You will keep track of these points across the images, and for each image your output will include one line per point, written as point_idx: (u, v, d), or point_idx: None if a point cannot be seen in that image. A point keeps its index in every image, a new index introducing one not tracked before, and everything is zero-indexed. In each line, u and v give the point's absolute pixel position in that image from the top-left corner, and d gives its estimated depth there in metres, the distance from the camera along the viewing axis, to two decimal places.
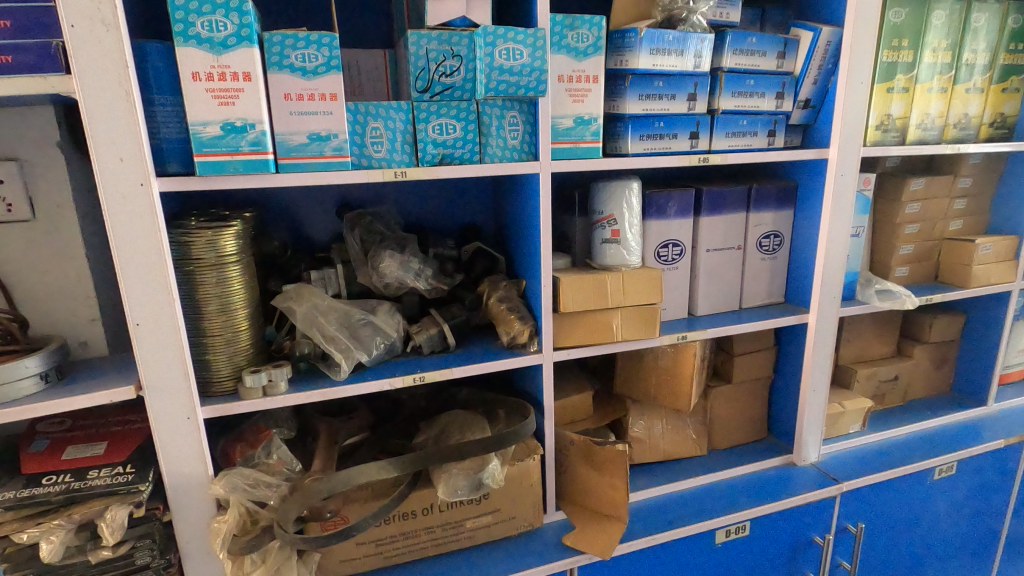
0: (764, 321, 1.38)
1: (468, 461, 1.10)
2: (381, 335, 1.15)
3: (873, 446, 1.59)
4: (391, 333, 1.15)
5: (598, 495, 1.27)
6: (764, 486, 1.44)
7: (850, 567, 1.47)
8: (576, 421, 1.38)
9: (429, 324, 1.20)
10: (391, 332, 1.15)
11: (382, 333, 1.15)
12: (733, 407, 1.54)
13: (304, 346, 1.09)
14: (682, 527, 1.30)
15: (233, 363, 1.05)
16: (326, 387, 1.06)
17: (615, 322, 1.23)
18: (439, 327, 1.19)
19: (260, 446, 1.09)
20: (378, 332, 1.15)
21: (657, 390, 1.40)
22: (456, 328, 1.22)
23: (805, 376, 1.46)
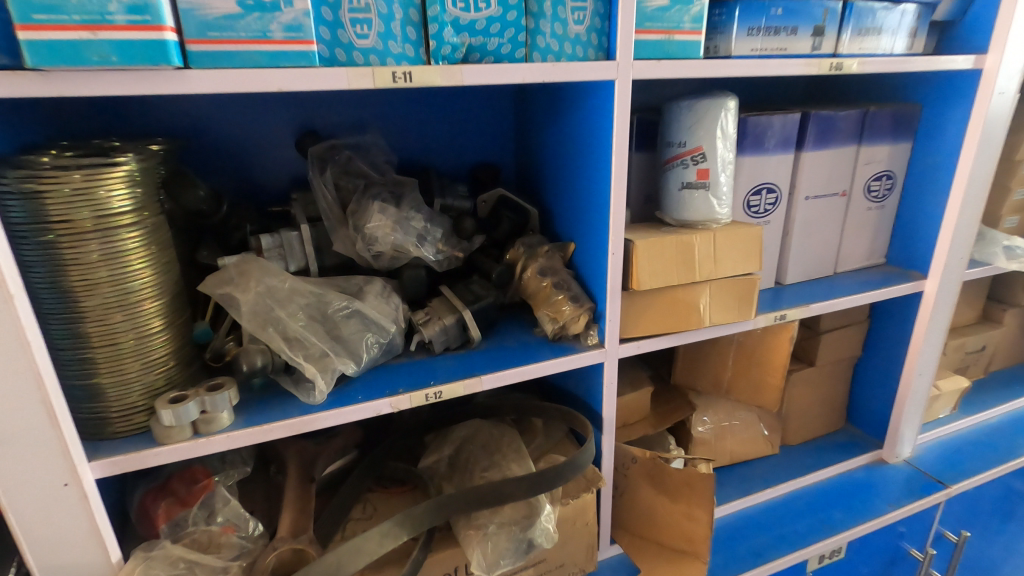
0: (876, 291, 1.05)
1: (509, 511, 0.77)
2: (372, 330, 0.77)
3: (967, 434, 1.33)
4: (388, 326, 0.78)
5: (669, 527, 0.96)
6: (855, 493, 1.16)
7: None
8: (631, 426, 1.05)
9: (443, 311, 0.82)
10: (388, 324, 0.78)
11: (374, 328, 0.77)
12: (813, 396, 1.24)
13: (256, 356, 0.68)
14: (771, 560, 1.01)
15: (143, 387, 0.67)
16: (295, 417, 0.69)
17: (701, 302, 0.88)
18: (456, 315, 0.82)
19: (196, 504, 0.72)
20: (368, 325, 0.77)
21: (733, 381, 1.08)
22: (480, 314, 0.85)
23: (908, 357, 1.16)
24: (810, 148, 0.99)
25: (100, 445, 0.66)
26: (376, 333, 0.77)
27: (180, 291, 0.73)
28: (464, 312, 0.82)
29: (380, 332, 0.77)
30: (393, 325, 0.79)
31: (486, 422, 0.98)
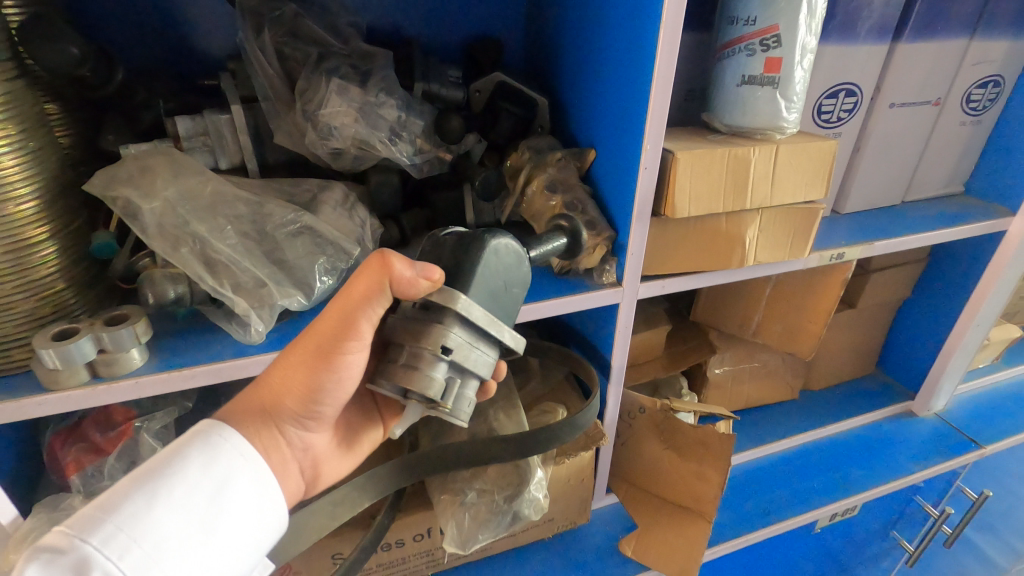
0: (953, 228, 0.87)
1: (495, 476, 0.65)
2: (459, 382, 0.44)
3: (1007, 388, 1.20)
4: (454, 355, 0.43)
5: (672, 484, 0.86)
6: (877, 448, 1.06)
7: (951, 534, 1.18)
8: (639, 367, 0.92)
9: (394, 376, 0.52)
10: (432, 374, 0.42)
11: (461, 371, 0.44)
12: (847, 340, 1.09)
13: (167, 284, 0.52)
14: (785, 522, 0.92)
15: (26, 316, 0.51)
16: (224, 362, 0.55)
17: (748, 235, 0.69)
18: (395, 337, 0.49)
19: (114, 452, 0.59)
20: (465, 380, 0.45)
21: (764, 323, 0.92)
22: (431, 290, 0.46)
23: (969, 304, 1.00)
24: (909, 39, 0.76)
25: None
26: (480, 338, 0.45)
27: (74, 191, 0.56)
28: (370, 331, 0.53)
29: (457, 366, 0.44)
30: (430, 360, 0.42)
31: None
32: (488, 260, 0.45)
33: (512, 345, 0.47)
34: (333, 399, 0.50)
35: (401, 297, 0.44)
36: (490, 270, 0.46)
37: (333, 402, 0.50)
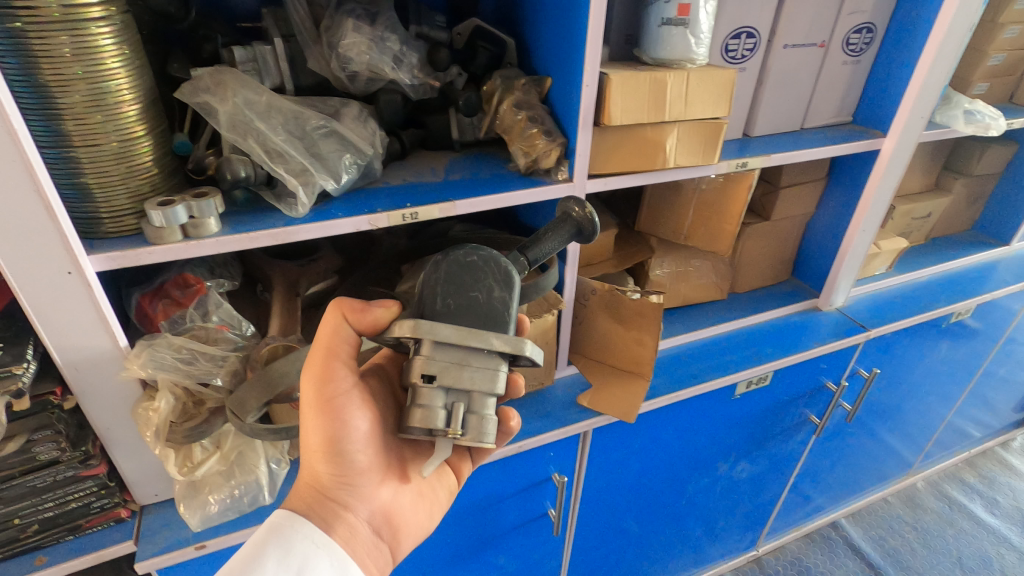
0: (836, 146, 1.10)
1: None
2: (466, 408, 0.55)
3: (896, 290, 1.47)
4: (438, 379, 0.54)
5: (619, 350, 1.08)
6: (788, 333, 1.31)
7: (851, 408, 1.45)
8: (594, 265, 1.14)
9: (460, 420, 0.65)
10: (434, 402, 0.55)
11: (464, 395, 0.55)
12: (764, 248, 1.33)
13: (239, 166, 0.71)
14: (707, 382, 1.16)
15: (131, 190, 0.70)
16: (279, 227, 0.74)
17: (669, 142, 0.91)
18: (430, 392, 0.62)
19: (192, 305, 0.79)
20: (477, 403, 0.55)
21: (692, 228, 1.15)
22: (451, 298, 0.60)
23: (856, 213, 1.24)
24: None
25: (93, 244, 0.70)
26: (469, 355, 0.56)
27: (159, 100, 0.73)
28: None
29: (459, 393, 0.56)
30: (423, 392, 0.55)
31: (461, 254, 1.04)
32: (444, 279, 0.58)
33: (505, 345, 0.56)
34: (350, 445, 0.68)
35: (359, 324, 0.64)
36: (448, 286, 0.57)
37: (352, 450, 0.68)
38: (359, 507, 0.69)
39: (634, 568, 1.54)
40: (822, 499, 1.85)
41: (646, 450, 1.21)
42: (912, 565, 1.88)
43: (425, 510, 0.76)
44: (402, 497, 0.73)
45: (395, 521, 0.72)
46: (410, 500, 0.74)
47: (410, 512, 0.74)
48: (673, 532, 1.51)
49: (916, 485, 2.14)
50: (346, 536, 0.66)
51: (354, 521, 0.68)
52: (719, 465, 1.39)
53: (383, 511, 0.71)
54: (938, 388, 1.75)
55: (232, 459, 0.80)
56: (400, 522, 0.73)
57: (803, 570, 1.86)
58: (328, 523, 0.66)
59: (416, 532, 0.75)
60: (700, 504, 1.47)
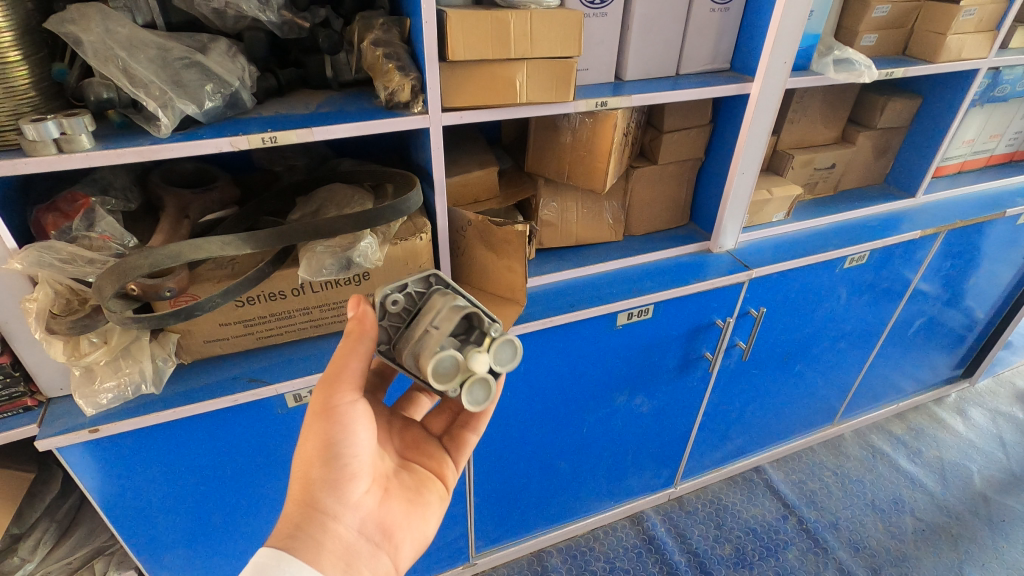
0: (701, 89, 1.18)
1: (336, 240, 0.95)
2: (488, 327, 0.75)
3: (794, 236, 1.55)
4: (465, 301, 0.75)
5: (497, 278, 1.18)
6: (677, 271, 1.39)
7: (745, 347, 1.54)
8: (481, 201, 1.24)
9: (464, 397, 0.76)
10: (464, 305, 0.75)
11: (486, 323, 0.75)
12: (656, 191, 1.41)
13: (101, 89, 0.82)
14: (584, 310, 1.26)
15: (11, 108, 0.80)
16: (144, 145, 0.84)
17: (519, 78, 1.00)
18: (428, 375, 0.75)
19: (78, 216, 0.90)
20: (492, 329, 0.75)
21: (571, 168, 1.24)
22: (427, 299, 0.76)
23: (735, 156, 1.32)
24: None
25: None
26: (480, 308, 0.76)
27: (39, 31, 0.84)
28: (191, 253, 0.83)
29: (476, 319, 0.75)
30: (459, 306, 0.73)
31: (346, 187, 1.14)
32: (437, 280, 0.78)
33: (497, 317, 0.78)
34: (342, 453, 0.76)
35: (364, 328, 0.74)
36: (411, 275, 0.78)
37: (343, 459, 0.76)
38: (346, 517, 0.76)
39: (545, 496, 1.66)
40: (739, 442, 1.95)
41: (532, 375, 1.32)
42: (825, 505, 1.99)
43: (416, 518, 0.83)
44: (391, 507, 0.81)
45: (386, 528, 0.80)
46: (401, 509, 0.82)
47: (401, 519, 0.82)
48: (581, 462, 1.62)
49: (842, 435, 2.23)
50: (337, 548, 0.73)
51: (341, 531, 0.74)
52: (615, 396, 1.49)
53: (372, 520, 0.79)
54: (849, 337, 1.82)
55: (118, 352, 0.93)
56: (394, 530, 0.80)
57: (721, 508, 1.97)
58: (317, 538, 0.72)
59: (411, 539, 0.82)
60: (603, 435, 1.58)
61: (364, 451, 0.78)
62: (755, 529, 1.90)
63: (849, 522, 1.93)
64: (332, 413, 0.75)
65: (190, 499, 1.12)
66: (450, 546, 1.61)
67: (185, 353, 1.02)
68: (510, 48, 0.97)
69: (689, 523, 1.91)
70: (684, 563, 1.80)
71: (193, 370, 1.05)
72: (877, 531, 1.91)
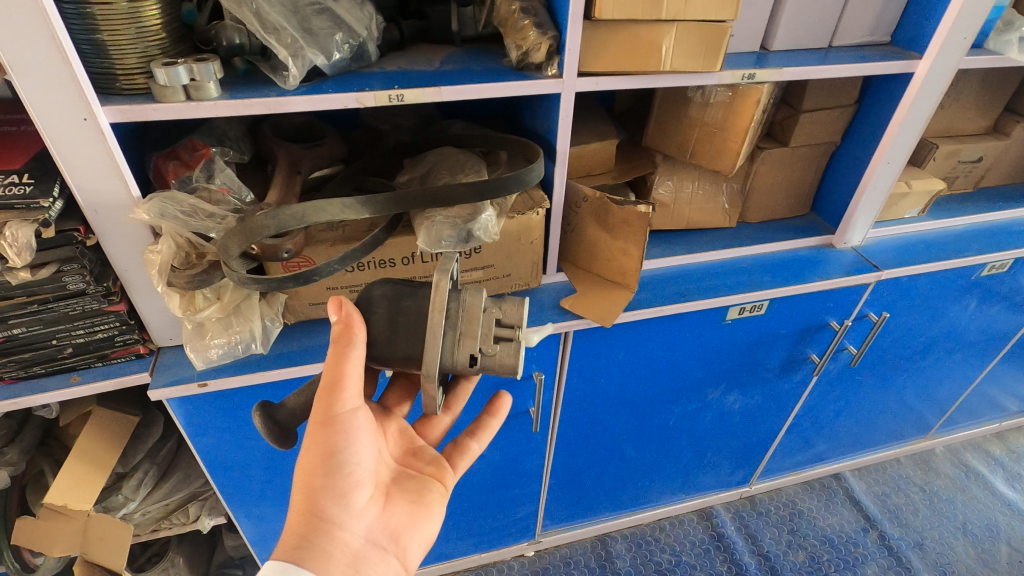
0: (861, 66, 1.04)
1: (456, 209, 0.89)
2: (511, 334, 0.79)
3: (927, 236, 1.39)
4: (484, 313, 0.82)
5: (606, 260, 1.11)
6: (795, 265, 1.28)
7: (856, 353, 1.42)
8: (594, 175, 1.15)
9: (509, 361, 0.74)
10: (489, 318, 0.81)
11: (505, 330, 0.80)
12: (780, 176, 1.29)
13: (233, 33, 0.77)
14: (696, 302, 1.17)
15: (140, 51, 0.77)
16: (271, 97, 0.79)
17: (665, 42, 0.89)
18: (490, 327, 0.73)
19: (198, 166, 0.87)
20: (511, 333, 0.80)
21: (697, 145, 1.13)
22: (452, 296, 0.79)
23: (882, 143, 1.17)
24: None
25: (110, 97, 0.78)
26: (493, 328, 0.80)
27: None
28: (315, 216, 0.79)
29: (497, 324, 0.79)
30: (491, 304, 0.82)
31: (457, 151, 1.07)
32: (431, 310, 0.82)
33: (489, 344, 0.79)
34: (340, 462, 0.74)
35: (346, 322, 0.72)
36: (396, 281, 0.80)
37: (342, 467, 0.74)
38: (352, 525, 0.74)
39: (617, 484, 1.61)
40: (823, 447, 1.84)
41: (627, 364, 1.25)
42: (910, 523, 1.86)
43: (422, 518, 0.81)
44: (396, 512, 0.80)
45: (392, 532, 0.77)
46: (406, 513, 0.80)
47: (406, 520, 0.80)
48: (659, 454, 1.56)
49: (933, 450, 2.08)
50: (346, 556, 0.71)
51: (349, 538, 0.73)
52: (708, 392, 1.41)
53: (378, 526, 0.77)
54: (966, 349, 1.66)
55: (229, 310, 0.91)
56: (402, 534, 0.78)
57: (795, 513, 1.88)
58: (325, 547, 0.70)
59: (421, 541, 0.80)
60: (688, 429, 1.51)
61: (363, 459, 0.76)
62: (831, 539, 1.81)
63: (936, 544, 1.81)
64: (334, 422, 0.74)
65: (281, 457, 1.12)
66: (518, 523, 1.59)
67: (290, 314, 1.00)
68: (660, 8, 0.86)
69: (760, 525, 1.84)
70: (754, 566, 1.73)
71: (297, 330, 1.03)
72: (966, 556, 1.78)
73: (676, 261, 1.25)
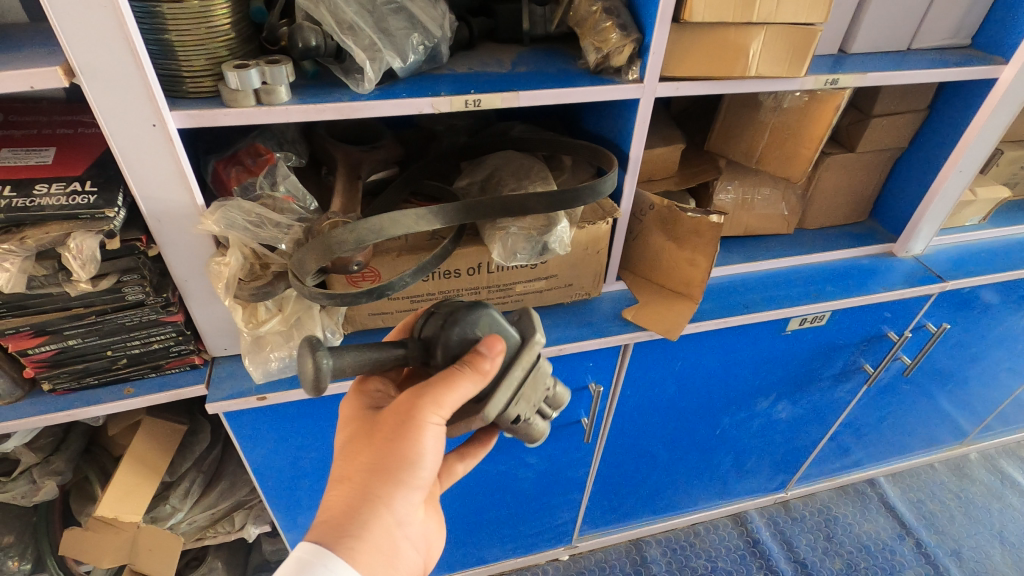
0: (946, 71, 0.99)
1: (531, 220, 0.85)
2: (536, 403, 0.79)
3: (989, 244, 1.35)
4: None
5: (670, 270, 1.07)
6: (857, 274, 1.24)
7: (910, 363, 1.39)
8: (657, 181, 1.11)
9: (536, 432, 0.75)
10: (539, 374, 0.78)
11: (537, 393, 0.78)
12: (842, 182, 1.25)
13: (310, 35, 0.72)
14: (759, 313, 1.13)
15: (209, 52, 0.72)
16: (344, 102, 0.75)
17: (753, 46, 0.84)
18: (540, 398, 0.73)
19: (261, 173, 0.83)
20: None
21: (765, 151, 1.09)
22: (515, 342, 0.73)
23: (955, 150, 1.13)
24: None
25: (176, 101, 0.74)
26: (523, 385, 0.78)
27: None
28: (392, 229, 0.75)
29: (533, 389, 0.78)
30: None
31: (519, 154, 1.02)
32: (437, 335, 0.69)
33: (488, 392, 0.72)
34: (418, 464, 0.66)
35: (486, 351, 0.64)
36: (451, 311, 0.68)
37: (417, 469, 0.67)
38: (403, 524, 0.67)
39: (657, 491, 1.59)
40: (861, 454, 1.82)
41: (682, 374, 1.22)
42: (946, 531, 1.85)
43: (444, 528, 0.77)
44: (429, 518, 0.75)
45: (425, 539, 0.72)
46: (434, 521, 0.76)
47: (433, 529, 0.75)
48: (702, 461, 1.53)
49: (967, 455, 2.06)
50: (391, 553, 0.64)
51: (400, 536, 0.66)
52: (758, 401, 1.38)
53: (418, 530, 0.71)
54: (1014, 358, 1.63)
55: (290, 323, 0.87)
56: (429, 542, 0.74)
57: (830, 519, 1.86)
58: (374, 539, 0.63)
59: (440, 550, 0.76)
60: (733, 437, 1.48)
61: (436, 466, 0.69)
62: (868, 546, 1.79)
63: (973, 553, 1.79)
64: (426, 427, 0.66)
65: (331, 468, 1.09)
66: (556, 529, 1.57)
67: (349, 325, 0.97)
68: (751, 9, 0.81)
69: (795, 531, 1.82)
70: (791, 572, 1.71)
71: (355, 341, 1.00)
72: (1004, 565, 1.77)
73: (735, 269, 1.22)
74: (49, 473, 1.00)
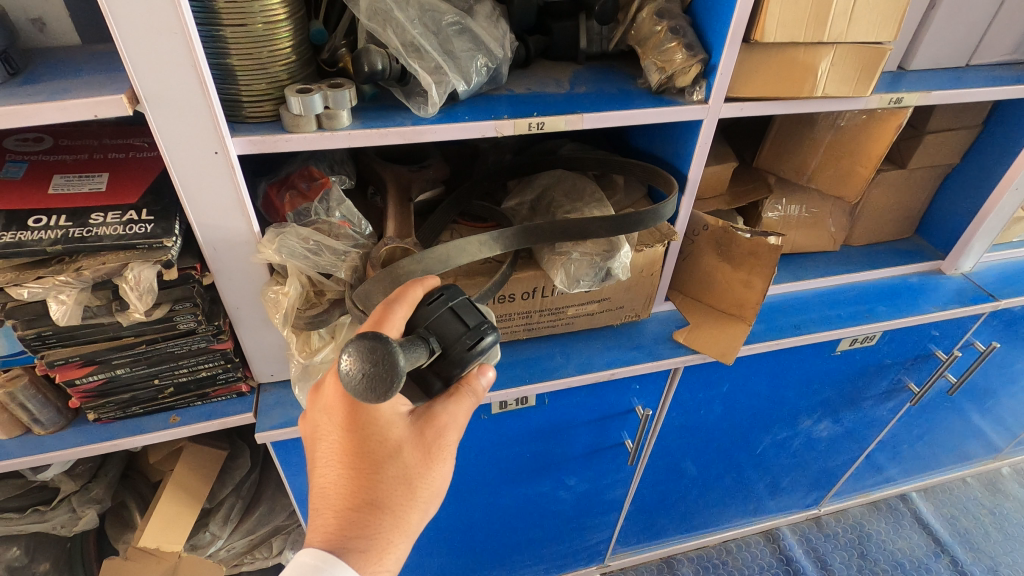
0: (1009, 88, 0.97)
1: (593, 245, 0.82)
2: None
3: None
4: None
5: (722, 291, 1.04)
6: (908, 293, 1.22)
7: (956, 382, 1.37)
8: (707, 200, 1.09)
9: None
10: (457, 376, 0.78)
11: None
12: (891, 199, 1.22)
13: (377, 58, 0.69)
14: (811, 335, 1.11)
15: (271, 77, 0.70)
16: (408, 126, 0.72)
17: (822, 65, 0.81)
18: None
19: (317, 199, 0.81)
20: None
21: (818, 168, 1.06)
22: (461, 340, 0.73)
23: (1012, 167, 1.10)
24: None
25: (236, 126, 0.71)
26: None
27: None
28: (458, 258, 0.73)
29: None
30: None
31: (570, 174, 1.00)
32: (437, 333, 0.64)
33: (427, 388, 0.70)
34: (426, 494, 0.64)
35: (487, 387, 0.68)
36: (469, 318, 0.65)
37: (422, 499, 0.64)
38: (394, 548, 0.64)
39: (692, 510, 1.56)
40: (896, 470, 1.79)
41: (729, 396, 1.19)
42: (982, 548, 1.81)
43: None
44: None
45: None
46: None
47: None
48: (739, 480, 1.51)
49: (1000, 470, 2.03)
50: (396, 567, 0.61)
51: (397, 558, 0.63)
52: (801, 421, 1.35)
53: None
54: None
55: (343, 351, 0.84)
56: None
57: (863, 536, 1.83)
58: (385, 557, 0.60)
59: None
60: (773, 456, 1.45)
61: None
62: (903, 564, 1.76)
63: (1010, 571, 1.76)
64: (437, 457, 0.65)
65: None
66: (589, 549, 1.54)
67: None
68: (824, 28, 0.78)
69: (829, 548, 1.79)
70: None
71: None
72: None
73: (783, 288, 1.19)
74: (88, 501, 0.98)
